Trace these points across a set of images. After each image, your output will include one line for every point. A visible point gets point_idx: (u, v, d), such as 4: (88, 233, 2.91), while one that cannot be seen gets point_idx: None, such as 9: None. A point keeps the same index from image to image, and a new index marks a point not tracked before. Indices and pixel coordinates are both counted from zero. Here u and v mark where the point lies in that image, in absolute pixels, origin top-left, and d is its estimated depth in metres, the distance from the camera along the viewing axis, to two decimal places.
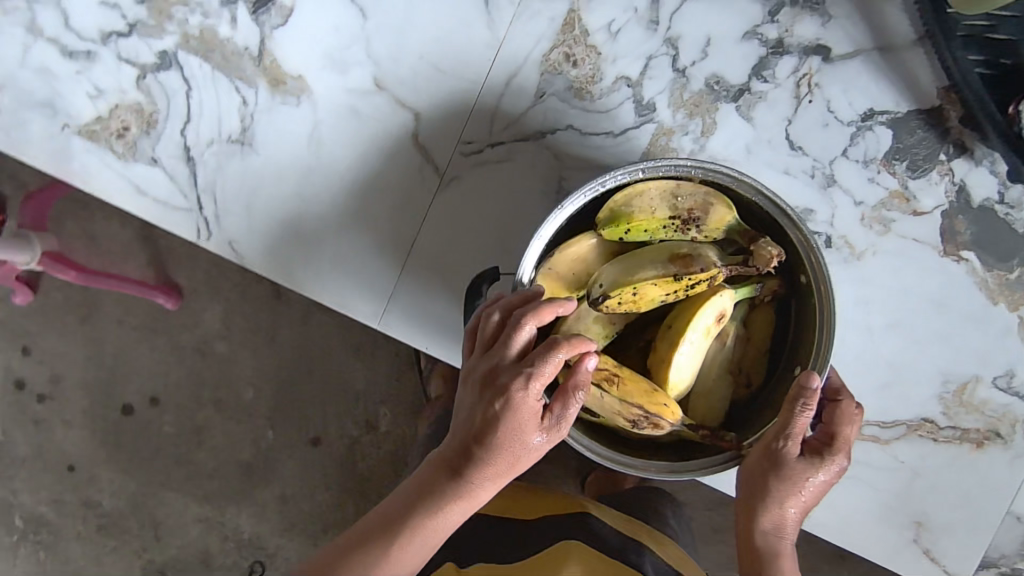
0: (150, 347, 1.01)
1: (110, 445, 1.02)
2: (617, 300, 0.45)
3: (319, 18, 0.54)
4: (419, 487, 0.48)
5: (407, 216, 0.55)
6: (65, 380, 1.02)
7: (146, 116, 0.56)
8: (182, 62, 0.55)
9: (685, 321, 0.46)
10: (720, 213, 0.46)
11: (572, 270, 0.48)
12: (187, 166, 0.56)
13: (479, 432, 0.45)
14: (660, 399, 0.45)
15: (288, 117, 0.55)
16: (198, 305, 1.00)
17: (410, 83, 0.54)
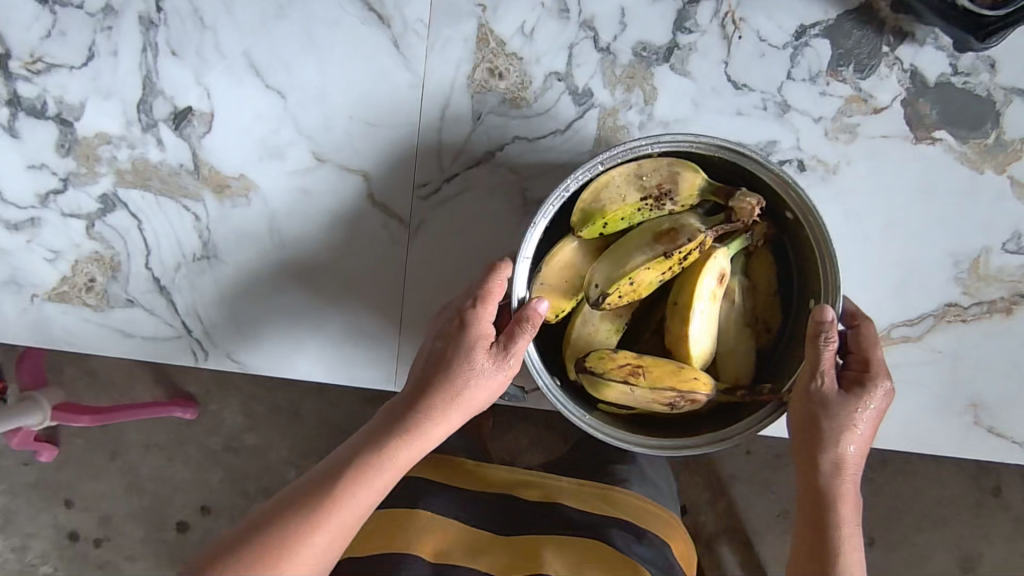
0: (184, 459, 1.01)
1: (177, 565, 1.01)
2: (617, 294, 0.46)
3: (240, 111, 0.54)
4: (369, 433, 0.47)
5: (387, 275, 0.55)
6: (114, 517, 1.01)
7: (108, 261, 0.55)
8: (125, 199, 0.55)
9: (689, 293, 0.46)
10: (689, 178, 0.46)
11: (564, 277, 0.48)
12: (163, 295, 0.56)
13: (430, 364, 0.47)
14: (689, 373, 0.46)
15: (244, 217, 0.55)
16: (216, 406, 1.00)
17: (349, 146, 0.54)
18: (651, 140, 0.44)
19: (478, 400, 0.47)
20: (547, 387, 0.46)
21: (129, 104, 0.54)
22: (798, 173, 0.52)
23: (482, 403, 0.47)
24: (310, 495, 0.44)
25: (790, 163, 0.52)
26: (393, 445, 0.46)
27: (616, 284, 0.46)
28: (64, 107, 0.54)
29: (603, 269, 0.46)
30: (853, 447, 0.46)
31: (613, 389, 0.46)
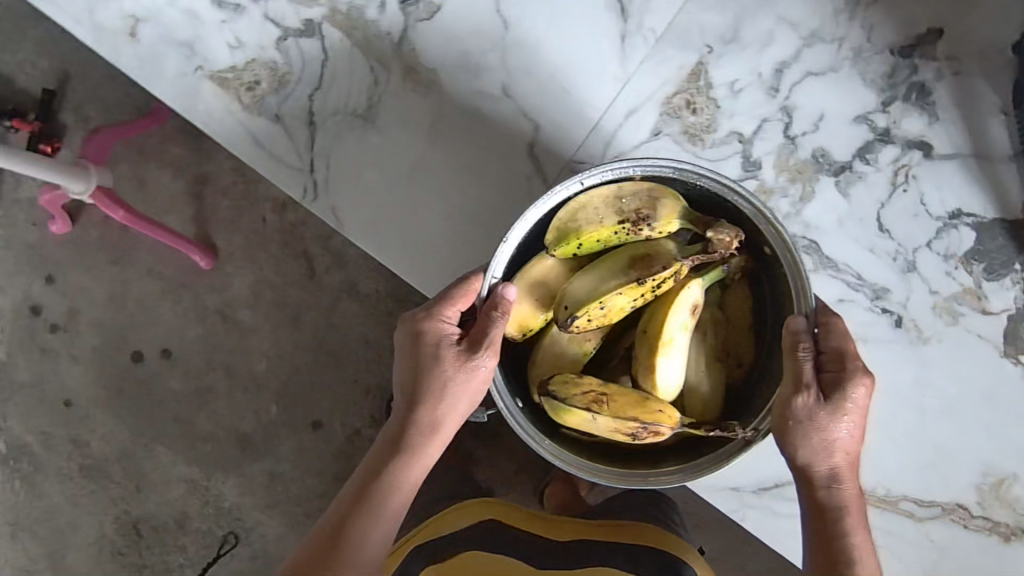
0: (228, 290, 1.26)
1: (176, 359, 1.27)
2: (584, 318, 0.64)
3: (465, 22, 0.64)
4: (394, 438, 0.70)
5: (494, 213, 0.66)
6: (153, 300, 1.27)
7: (279, 74, 0.65)
8: (324, 34, 0.65)
9: (658, 327, 0.65)
10: (665, 208, 0.64)
11: (532, 292, 0.68)
12: (308, 126, 0.65)
13: (417, 388, 0.69)
14: (654, 406, 0.64)
15: (414, 101, 0.65)
16: (275, 263, 1.25)
17: (534, 97, 0.65)
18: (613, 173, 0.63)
19: (465, 386, 0.68)
20: (518, 424, 0.65)
21: None
22: (880, 316, 0.68)
23: (467, 388, 0.68)
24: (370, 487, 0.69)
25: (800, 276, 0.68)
26: (414, 439, 0.70)
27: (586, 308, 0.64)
28: None
29: (579, 293, 0.65)
30: (842, 441, 0.65)
31: (575, 416, 0.65)
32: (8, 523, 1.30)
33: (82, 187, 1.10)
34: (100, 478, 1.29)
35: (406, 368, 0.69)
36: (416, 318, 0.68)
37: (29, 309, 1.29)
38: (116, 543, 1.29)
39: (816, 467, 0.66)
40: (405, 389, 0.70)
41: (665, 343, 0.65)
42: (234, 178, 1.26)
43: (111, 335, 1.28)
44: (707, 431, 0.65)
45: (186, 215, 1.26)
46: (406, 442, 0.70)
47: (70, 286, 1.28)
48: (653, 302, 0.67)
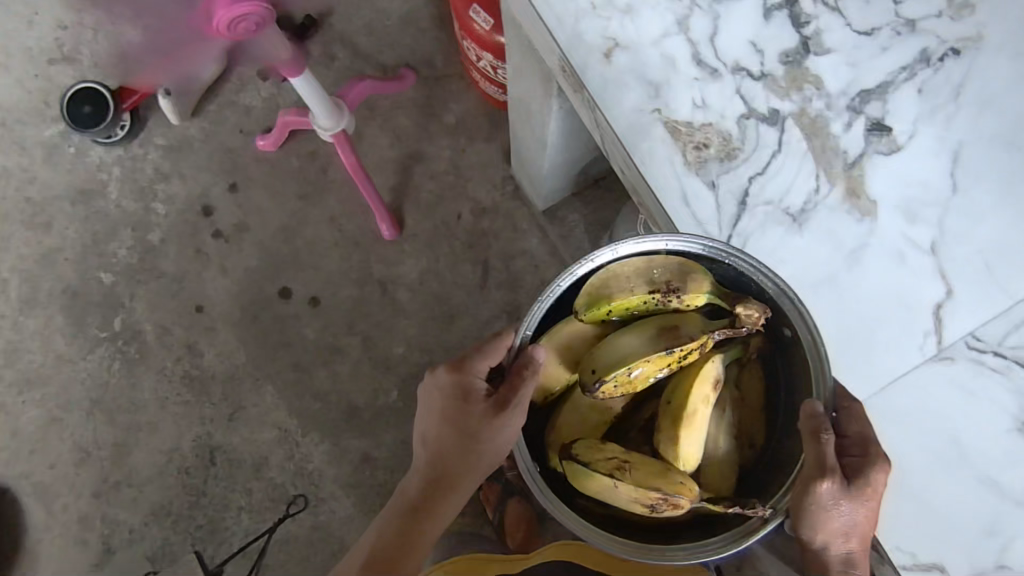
0: (397, 265, 1.26)
1: (322, 309, 1.26)
2: (614, 384, 0.59)
3: (922, 167, 0.60)
4: (429, 480, 0.69)
5: (860, 368, 0.59)
6: (323, 245, 1.27)
7: (729, 147, 0.60)
8: (786, 128, 0.60)
9: (681, 400, 0.60)
10: (697, 281, 0.59)
11: (557, 354, 0.62)
12: (737, 207, 0.60)
13: (445, 431, 0.66)
14: (676, 477, 0.57)
15: (847, 225, 0.59)
16: (451, 258, 1.26)
17: (961, 264, 0.59)
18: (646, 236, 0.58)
19: (493, 439, 0.63)
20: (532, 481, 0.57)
21: (855, 84, 0.60)
22: None
23: (493, 441, 0.64)
24: (405, 522, 0.70)
25: None
26: (445, 480, 0.69)
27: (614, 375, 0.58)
28: (815, 39, 0.60)
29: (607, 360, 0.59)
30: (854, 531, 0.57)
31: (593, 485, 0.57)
32: (90, 399, 1.26)
33: (328, 124, 1.10)
34: (198, 391, 1.26)
35: (437, 418, 0.67)
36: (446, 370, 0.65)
37: (201, 207, 1.28)
38: (187, 460, 1.25)
39: (828, 548, 0.58)
40: (434, 431, 0.68)
41: (691, 417, 0.59)
42: (445, 166, 1.27)
43: (269, 262, 1.27)
44: (724, 509, 0.56)
45: (385, 181, 1.27)
46: (441, 483, 0.69)
47: (249, 202, 1.28)
48: (678, 374, 0.61)
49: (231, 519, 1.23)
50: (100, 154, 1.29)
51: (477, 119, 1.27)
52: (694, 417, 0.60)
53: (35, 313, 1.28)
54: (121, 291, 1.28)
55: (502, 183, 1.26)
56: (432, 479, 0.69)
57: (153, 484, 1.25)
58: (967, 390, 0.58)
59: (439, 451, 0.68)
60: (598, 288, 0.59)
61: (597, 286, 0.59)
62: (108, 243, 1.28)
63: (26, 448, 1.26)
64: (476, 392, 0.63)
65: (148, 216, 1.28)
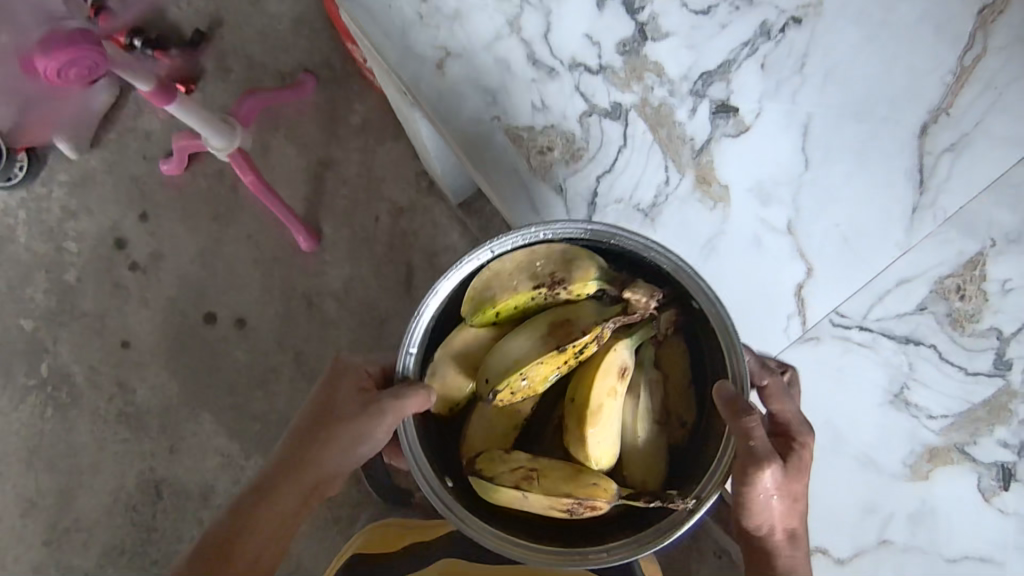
0: (320, 274, 1.24)
1: (250, 328, 1.24)
2: (507, 392, 0.58)
3: (770, 144, 0.58)
4: (269, 483, 0.64)
5: None
6: (244, 264, 1.24)
7: (573, 147, 0.59)
8: (629, 121, 0.58)
9: (584, 395, 0.59)
10: (580, 269, 0.58)
11: (453, 364, 0.61)
12: (587, 209, 0.59)
13: (309, 437, 0.64)
14: (589, 479, 0.57)
15: (699, 215, 0.59)
16: (373, 261, 1.23)
17: (818, 241, 0.59)
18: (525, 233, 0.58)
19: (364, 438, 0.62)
20: (439, 498, 0.56)
21: (696, 67, 0.58)
22: None
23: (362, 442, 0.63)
24: (244, 524, 0.62)
25: (991, 469, 0.61)
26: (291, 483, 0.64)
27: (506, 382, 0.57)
28: (652, 24, 0.58)
29: (498, 365, 0.58)
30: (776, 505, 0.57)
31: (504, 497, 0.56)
32: (27, 447, 1.25)
33: (222, 144, 1.08)
34: (135, 427, 1.24)
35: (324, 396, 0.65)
36: (342, 357, 0.66)
37: (114, 241, 1.26)
38: (133, 498, 1.24)
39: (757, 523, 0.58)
40: (292, 438, 0.65)
41: (595, 414, 0.58)
42: (358, 169, 1.24)
43: (190, 288, 1.25)
44: (645, 501, 0.55)
45: (297, 192, 1.24)
46: (288, 486, 0.64)
47: (162, 230, 1.25)
48: (580, 369, 0.60)
49: (185, 551, 1.23)
50: (1, 199, 1.26)
51: (385, 117, 1.24)
52: (602, 411, 0.58)
53: None
54: (43, 336, 1.25)
55: (417, 180, 1.24)
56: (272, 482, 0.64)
57: (103, 525, 1.24)
58: (837, 368, 0.61)
59: (293, 455, 0.64)
60: (480, 291, 0.58)
61: (480, 288, 0.58)
62: (23, 288, 1.26)
63: None
64: (348, 392, 0.64)
65: (61, 256, 1.26)
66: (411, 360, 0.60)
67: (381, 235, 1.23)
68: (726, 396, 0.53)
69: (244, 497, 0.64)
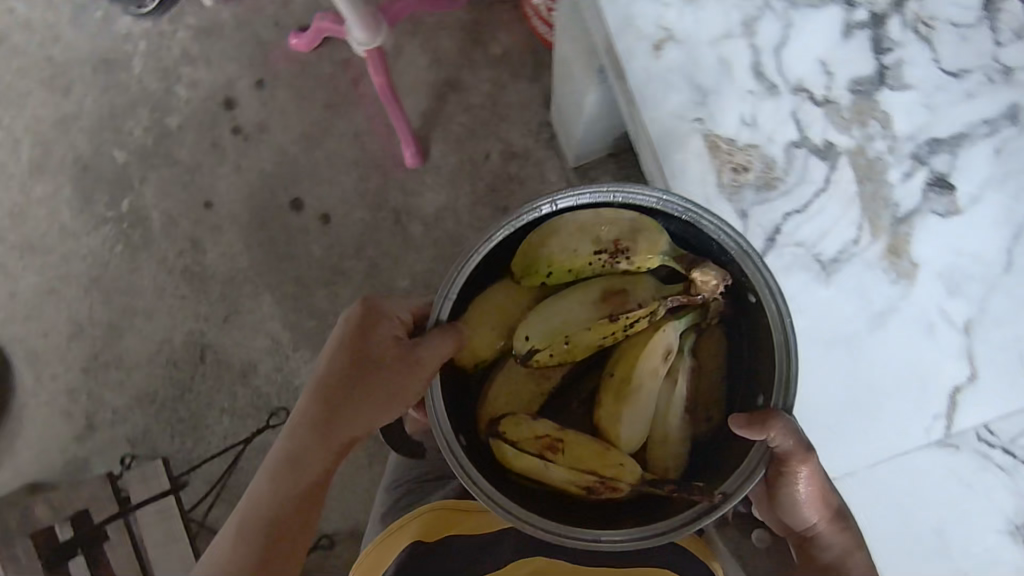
0: (415, 194, 1.21)
1: (332, 226, 1.22)
2: (547, 352, 0.57)
3: (978, 232, 0.54)
4: (302, 442, 0.63)
5: (858, 449, 0.55)
6: (344, 161, 1.22)
7: (770, 176, 0.54)
8: (838, 165, 0.54)
9: (623, 375, 0.57)
10: (648, 239, 0.55)
11: (479, 316, 0.58)
12: (765, 243, 0.54)
13: (337, 391, 0.62)
14: (613, 459, 0.55)
15: (880, 286, 0.54)
16: (469, 197, 1.20)
17: (995, 350, 0.54)
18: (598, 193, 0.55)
19: (401, 393, 0.60)
20: (454, 456, 0.53)
21: (926, 130, 0.54)
22: None
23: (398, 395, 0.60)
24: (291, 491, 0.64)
25: None
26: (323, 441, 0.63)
27: (550, 342, 0.56)
28: (894, 72, 0.54)
29: (539, 325, 0.56)
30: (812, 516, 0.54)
31: (526, 462, 0.55)
32: (90, 275, 1.26)
33: (364, 39, 1.04)
34: (196, 287, 1.24)
35: (334, 352, 0.63)
36: (368, 304, 0.63)
37: (223, 99, 1.23)
38: (177, 354, 1.25)
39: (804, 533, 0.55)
40: (317, 390, 0.63)
41: (632, 394, 0.56)
42: (483, 100, 1.20)
43: (285, 169, 1.23)
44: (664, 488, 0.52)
45: (416, 104, 1.21)
46: (325, 441, 0.63)
47: (273, 102, 1.23)
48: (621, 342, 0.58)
49: (212, 419, 1.25)
50: (127, 24, 1.24)
51: (525, 57, 1.19)
52: (639, 389, 0.57)
53: (43, 179, 1.26)
54: (132, 172, 1.25)
55: (539, 131, 1.19)
56: (305, 440, 0.63)
57: (142, 370, 1.26)
58: (967, 484, 0.55)
59: (323, 409, 0.63)
60: (532, 252, 0.56)
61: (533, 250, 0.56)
62: (125, 120, 1.25)
63: (21, 312, 1.27)
64: (378, 344, 0.61)
65: (169, 99, 1.24)
66: (447, 307, 0.56)
67: (486, 173, 1.20)
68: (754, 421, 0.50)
69: (285, 458, 0.64)
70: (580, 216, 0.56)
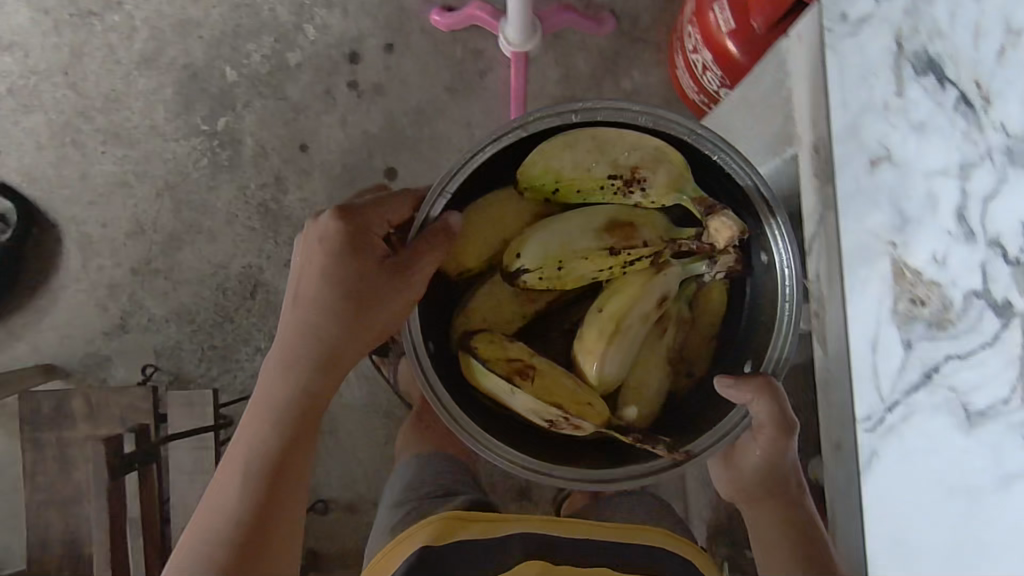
0: None
1: None
2: (540, 275, 0.71)
3: None
4: (296, 368, 0.76)
5: None
6: (449, 147, 1.22)
7: (945, 318, 0.55)
8: (1013, 326, 0.54)
9: (613, 308, 0.72)
10: (665, 175, 0.70)
11: (490, 236, 0.74)
12: (920, 376, 0.55)
13: (320, 305, 0.73)
14: (585, 401, 0.71)
15: (1015, 451, 0.55)
16: None
17: None
18: (622, 118, 0.70)
19: (387, 295, 0.71)
20: (421, 373, 0.69)
21: None
22: None
23: (386, 296, 0.71)
24: (285, 417, 0.77)
25: None
26: (313, 365, 0.76)
27: (544, 262, 0.71)
28: None
29: (538, 250, 0.71)
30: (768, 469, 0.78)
31: (495, 381, 0.70)
32: (166, 181, 1.25)
33: (516, 40, 1.06)
34: (269, 224, 1.24)
35: (317, 281, 0.73)
36: (335, 217, 0.71)
37: (349, 51, 1.23)
38: (229, 282, 1.25)
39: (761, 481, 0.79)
40: (303, 309, 0.74)
41: (618, 330, 0.72)
42: None
43: (391, 137, 1.23)
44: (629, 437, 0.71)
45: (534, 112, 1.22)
46: (315, 361, 0.75)
47: (397, 69, 1.23)
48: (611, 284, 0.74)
49: (246, 354, 1.25)
50: None
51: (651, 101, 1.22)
52: (625, 328, 0.72)
53: (148, 74, 1.24)
54: (238, 93, 1.24)
55: None
56: (298, 364, 0.76)
57: (191, 288, 1.25)
58: None
59: (309, 330, 0.75)
60: (552, 165, 0.70)
61: (553, 167, 0.70)
62: (246, 41, 1.24)
63: (86, 196, 1.25)
64: (361, 258, 0.72)
65: (296, 34, 1.23)
66: (442, 202, 0.69)
67: None
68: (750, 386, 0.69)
69: (277, 389, 0.76)
70: (598, 134, 0.70)
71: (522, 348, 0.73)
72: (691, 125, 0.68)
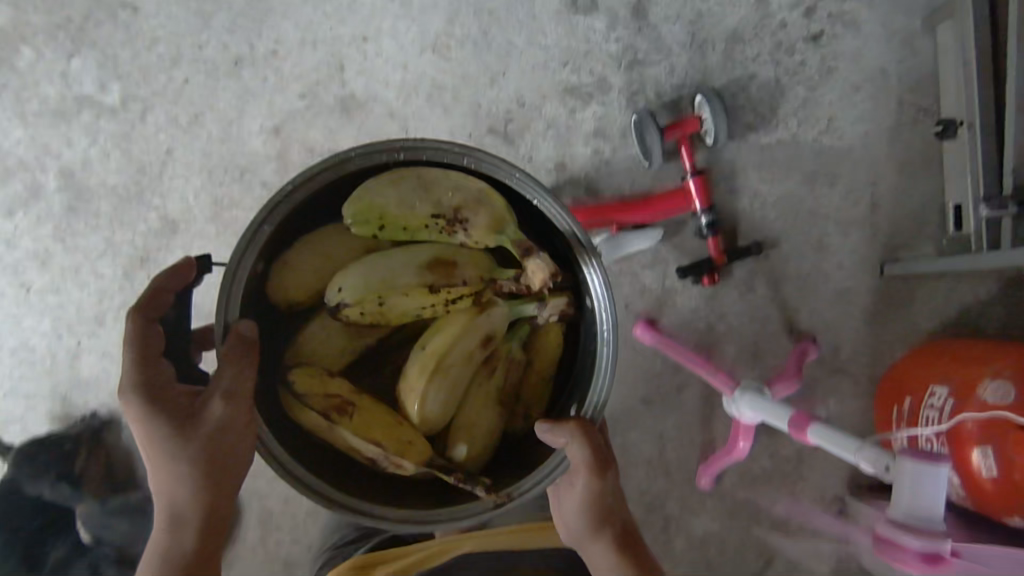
0: (695, 513, 1.26)
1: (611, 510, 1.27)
2: (360, 309, 0.73)
3: None
4: (168, 537, 0.76)
5: None
6: (640, 456, 1.26)
7: None
8: None
9: (437, 344, 0.75)
10: (482, 219, 0.73)
11: (317, 258, 0.75)
12: None
13: (153, 465, 0.74)
14: (404, 438, 0.73)
15: None
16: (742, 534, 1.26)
17: None
18: (445, 158, 0.72)
19: (209, 422, 0.71)
20: (262, 436, 0.70)
21: None
22: None
23: (206, 426, 0.71)
24: None
25: None
26: (174, 526, 0.76)
27: (365, 296, 0.73)
28: None
29: (362, 279, 0.73)
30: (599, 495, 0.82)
31: (314, 417, 0.72)
32: None
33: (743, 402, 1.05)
34: None
35: (140, 441, 0.74)
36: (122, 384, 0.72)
37: None
38: None
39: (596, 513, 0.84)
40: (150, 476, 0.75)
41: (439, 367, 0.74)
42: (793, 454, 1.24)
43: None
44: (452, 479, 0.72)
45: (725, 432, 1.25)
46: (175, 518, 0.76)
47: None
48: (443, 327, 0.75)
49: None
50: None
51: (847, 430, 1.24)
52: (445, 363, 0.75)
53: None
54: None
55: (830, 501, 1.24)
56: (171, 529, 0.76)
57: None
58: None
59: (158, 487, 0.75)
60: (375, 203, 0.72)
61: (376, 205, 0.72)
62: None
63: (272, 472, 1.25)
64: (172, 403, 0.72)
65: None
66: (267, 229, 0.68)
67: (772, 522, 1.25)
68: (562, 423, 0.73)
69: (159, 559, 0.76)
70: (425, 174, 0.73)
71: (343, 386, 0.75)
72: (513, 168, 0.70)
